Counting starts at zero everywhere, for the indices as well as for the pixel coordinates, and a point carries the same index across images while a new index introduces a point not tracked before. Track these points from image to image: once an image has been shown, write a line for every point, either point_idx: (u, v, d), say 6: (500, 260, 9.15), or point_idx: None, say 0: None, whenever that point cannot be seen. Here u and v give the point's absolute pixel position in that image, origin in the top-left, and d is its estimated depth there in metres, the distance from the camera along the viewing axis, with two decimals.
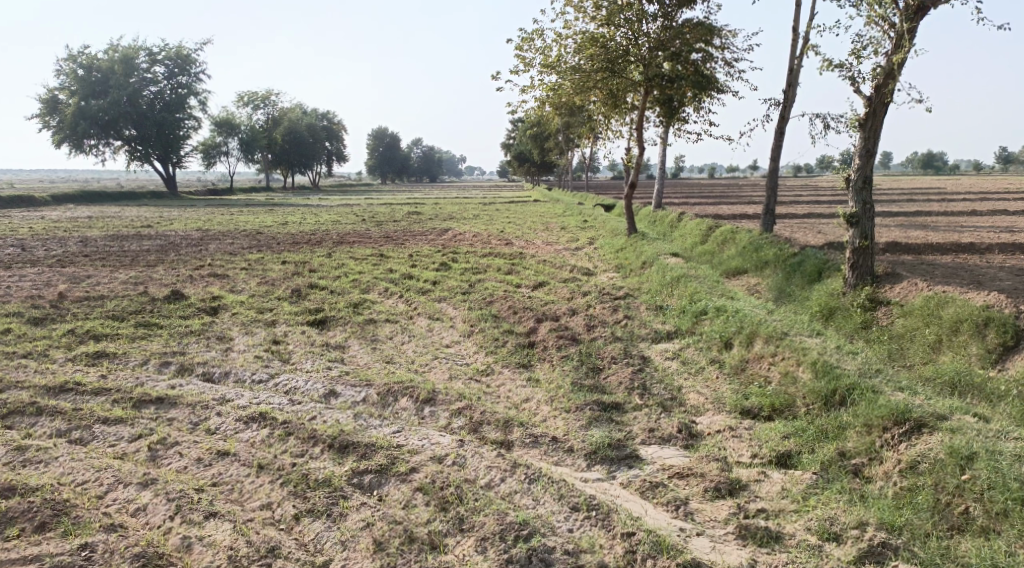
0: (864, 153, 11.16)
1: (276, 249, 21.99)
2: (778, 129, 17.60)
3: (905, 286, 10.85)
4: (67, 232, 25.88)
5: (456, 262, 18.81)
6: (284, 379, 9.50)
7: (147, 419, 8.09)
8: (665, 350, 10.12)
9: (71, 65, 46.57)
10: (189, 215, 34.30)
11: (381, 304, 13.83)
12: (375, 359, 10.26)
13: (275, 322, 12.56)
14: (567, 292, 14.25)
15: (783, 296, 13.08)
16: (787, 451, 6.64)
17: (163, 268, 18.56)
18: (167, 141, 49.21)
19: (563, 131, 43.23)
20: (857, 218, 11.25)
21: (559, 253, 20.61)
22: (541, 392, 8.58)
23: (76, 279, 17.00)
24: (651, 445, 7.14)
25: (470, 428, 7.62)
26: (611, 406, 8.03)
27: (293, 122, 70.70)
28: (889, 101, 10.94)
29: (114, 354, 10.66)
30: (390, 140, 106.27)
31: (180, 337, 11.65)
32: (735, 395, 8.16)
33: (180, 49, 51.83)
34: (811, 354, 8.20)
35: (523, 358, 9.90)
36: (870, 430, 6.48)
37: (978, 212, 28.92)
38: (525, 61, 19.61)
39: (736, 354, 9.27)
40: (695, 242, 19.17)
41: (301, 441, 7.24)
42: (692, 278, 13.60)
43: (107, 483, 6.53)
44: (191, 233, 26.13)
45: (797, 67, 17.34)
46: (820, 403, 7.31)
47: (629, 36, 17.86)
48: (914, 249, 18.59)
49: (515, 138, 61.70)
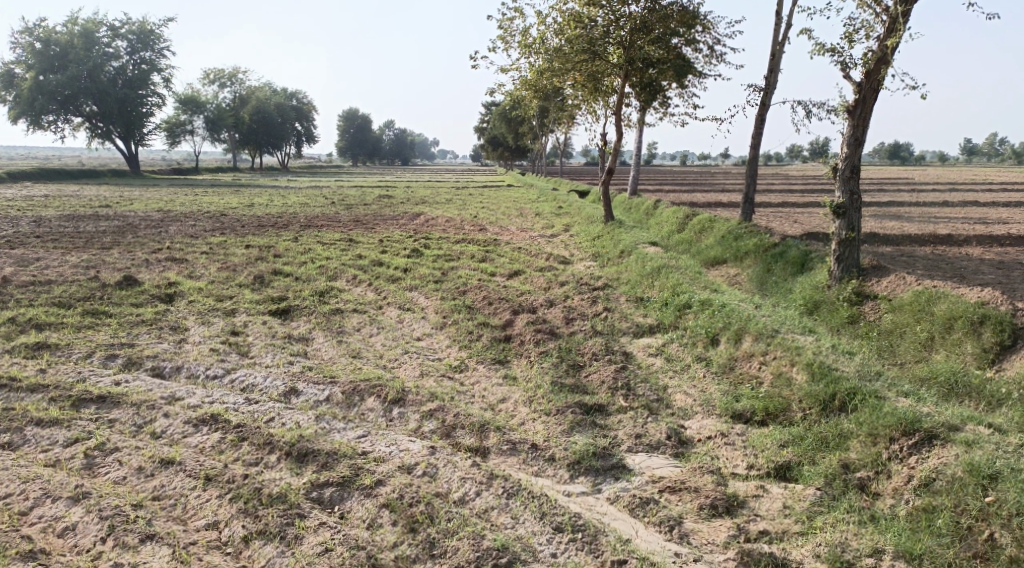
0: (853, 142, 10.71)
1: (240, 232, 21.09)
2: (758, 116, 17.16)
3: (893, 279, 10.43)
4: (20, 212, 24.61)
5: (428, 248, 18.13)
6: (241, 375, 8.80)
7: (86, 420, 7.34)
8: (647, 345, 9.59)
9: (28, 38, 44.60)
10: (150, 195, 32.96)
11: (348, 293, 13.11)
12: (341, 353, 9.59)
13: (234, 311, 11.79)
14: (543, 281, 13.65)
15: (766, 288, 12.64)
16: (786, 463, 6.18)
17: (119, 251, 17.61)
18: (130, 118, 47.52)
19: (538, 114, 42.53)
20: (844, 208, 10.80)
21: (534, 240, 20.06)
22: (518, 392, 8.00)
23: (24, 262, 16.01)
24: (639, 453, 6.62)
25: (442, 433, 7.03)
26: (594, 408, 7.49)
27: (262, 102, 68.92)
28: (881, 88, 10.47)
29: (57, 346, 9.85)
30: (362, 121, 104.74)
31: (130, 327, 10.85)
32: (725, 396, 7.66)
33: (144, 23, 49.98)
34: (806, 354, 7.71)
35: (498, 354, 9.30)
36: (876, 441, 6.04)
37: (949, 203, 28.86)
38: (504, 41, 18.89)
39: (724, 351, 8.76)
40: (672, 231, 18.71)
41: (256, 447, 6.59)
42: (674, 269, 13.10)
43: (33, 497, 5.82)
44: (151, 214, 25.05)
45: (779, 52, 16.87)
46: (819, 409, 6.84)
47: (610, 18, 17.12)
48: (892, 240, 18.28)
49: (489, 122, 60.75)
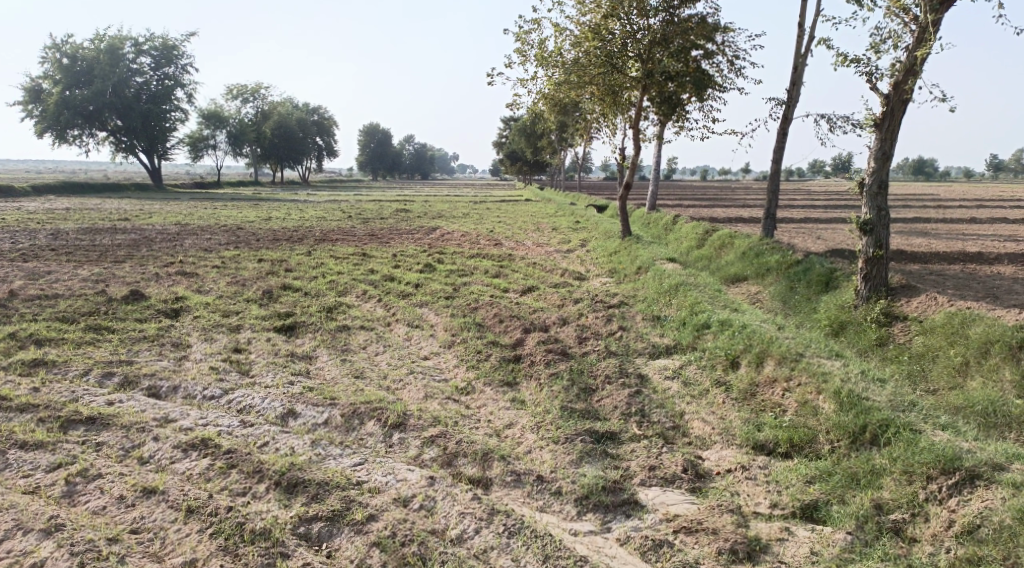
0: (881, 156, 10.22)
1: (254, 246, 20.90)
2: (780, 129, 16.70)
3: (924, 300, 9.92)
4: (39, 225, 24.62)
5: (442, 263, 17.81)
6: (239, 396, 8.43)
7: (72, 443, 7.01)
8: (664, 367, 9.12)
9: (56, 54, 45.10)
10: (170, 208, 32.99)
11: (357, 309, 12.78)
12: (344, 373, 9.20)
13: (239, 328, 11.48)
14: (557, 299, 13.23)
15: (788, 307, 12.11)
16: (813, 502, 5.72)
17: (131, 265, 17.43)
18: (153, 133, 47.83)
19: (556, 129, 42.23)
20: (871, 225, 10.29)
21: (549, 255, 19.69)
22: (526, 417, 7.57)
23: (35, 275, 15.85)
24: (652, 487, 6.17)
25: (443, 461, 6.62)
26: (605, 436, 7.05)
27: (284, 116, 69.37)
28: (910, 100, 10.00)
29: (54, 363, 9.57)
30: (382, 135, 105.75)
31: (131, 344, 10.54)
32: (745, 425, 7.17)
33: (167, 39, 50.38)
34: (834, 381, 7.20)
35: (507, 375, 8.87)
36: (911, 480, 5.58)
37: (977, 220, 28.12)
38: (520, 53, 18.61)
39: (744, 376, 8.27)
40: (691, 246, 18.23)
41: (245, 476, 6.26)
42: (692, 286, 12.63)
43: (4, 529, 5.60)
44: (168, 227, 24.98)
45: (802, 65, 16.43)
46: (848, 441, 6.37)
47: (628, 30, 16.83)
48: (920, 258, 17.66)
49: (508, 137, 60.73)
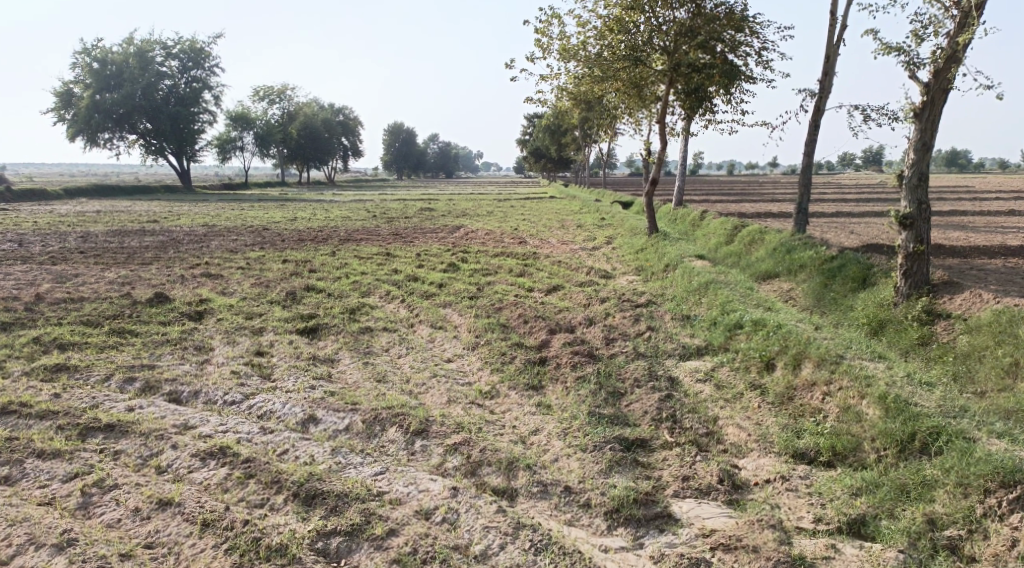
0: (920, 147, 9.78)
1: (279, 246, 20.85)
2: (811, 121, 16.21)
3: (968, 297, 9.46)
4: (70, 227, 24.85)
5: (466, 261, 17.60)
6: (259, 401, 8.24)
7: (90, 452, 6.87)
8: (695, 369, 8.77)
9: (86, 58, 45.63)
10: (198, 210, 33.20)
11: (380, 310, 12.60)
12: (366, 377, 8.98)
13: (262, 330, 11.34)
14: (583, 297, 12.94)
15: (823, 305, 11.68)
16: (860, 517, 5.40)
17: (158, 267, 17.44)
18: (182, 135, 48.23)
19: (580, 125, 41.84)
20: (911, 219, 9.85)
21: (574, 253, 19.39)
22: (552, 423, 7.29)
23: (62, 278, 15.90)
24: (687, 499, 5.88)
25: (467, 470, 6.37)
26: (635, 443, 6.76)
27: (309, 117, 69.70)
28: (951, 88, 9.54)
29: (76, 368, 9.48)
30: (407, 135, 105.79)
31: (153, 348, 10.44)
32: (784, 431, 6.83)
33: (194, 42, 50.76)
34: (877, 385, 6.83)
35: (533, 379, 8.59)
36: (967, 493, 5.26)
37: (1016, 212, 27.28)
38: (542, 49, 18.31)
39: (781, 378, 7.89)
40: (720, 242, 17.81)
41: (263, 486, 6.08)
42: (723, 284, 12.26)
43: (17, 543, 5.51)
44: (195, 229, 25.06)
45: (834, 54, 15.92)
46: (895, 450, 6.01)
47: (653, 23, 16.47)
48: (959, 252, 17.06)
49: (532, 134, 60.41)
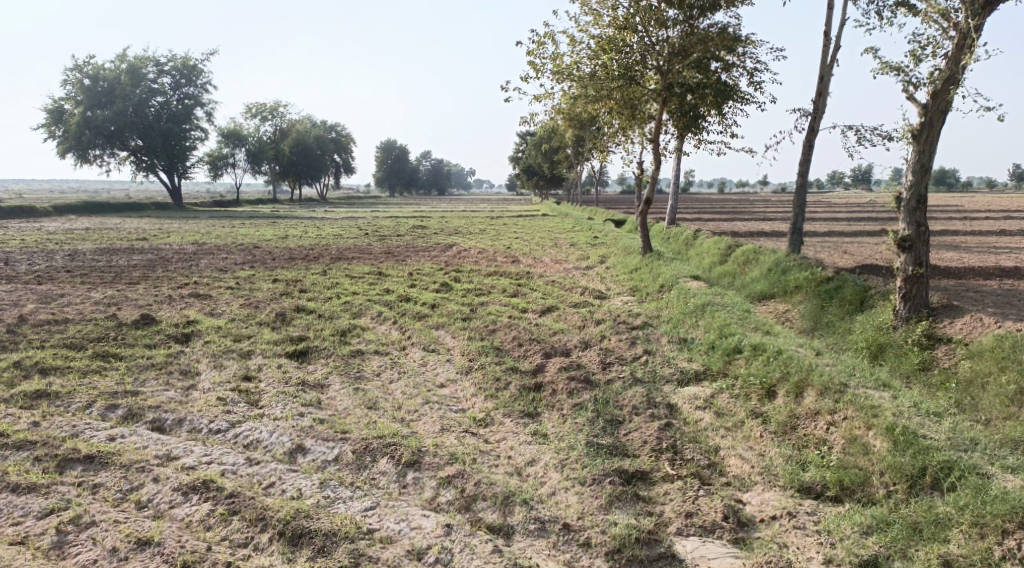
0: (919, 169, 9.66)
1: (270, 265, 20.57)
2: (806, 142, 16.15)
3: (968, 321, 9.32)
4: (57, 245, 24.47)
5: (458, 281, 17.39)
6: (246, 430, 7.95)
7: (67, 486, 6.58)
8: (694, 396, 8.53)
9: (78, 75, 45.38)
10: (188, 227, 32.85)
11: (371, 332, 12.36)
12: (357, 403, 8.69)
13: (250, 353, 11.06)
14: (578, 319, 12.74)
15: (820, 327, 11.51)
16: (872, 558, 5.37)
17: (145, 286, 17.13)
18: (173, 152, 47.98)
19: (573, 142, 41.75)
20: (910, 241, 9.70)
21: (568, 272, 19.22)
22: (549, 454, 7.05)
23: (47, 298, 15.56)
24: (690, 537, 5.80)
25: (461, 506, 6.15)
26: (636, 475, 6.54)
27: (302, 134, 69.54)
28: (949, 110, 9.45)
29: (57, 394, 9.16)
30: (399, 152, 105.69)
31: (138, 373, 10.14)
32: (789, 463, 6.63)
33: (187, 59, 50.64)
34: (884, 416, 6.65)
35: (528, 406, 8.35)
36: (983, 534, 5.28)
37: (1007, 232, 27.31)
38: (536, 68, 18.23)
39: (783, 407, 7.67)
40: (714, 262, 17.69)
41: (247, 524, 5.93)
42: (719, 306, 12.08)
43: None
44: (185, 247, 24.74)
45: (828, 75, 15.89)
46: (906, 486, 5.93)
47: (647, 43, 16.43)
48: (954, 273, 16.98)
49: (525, 152, 60.43)
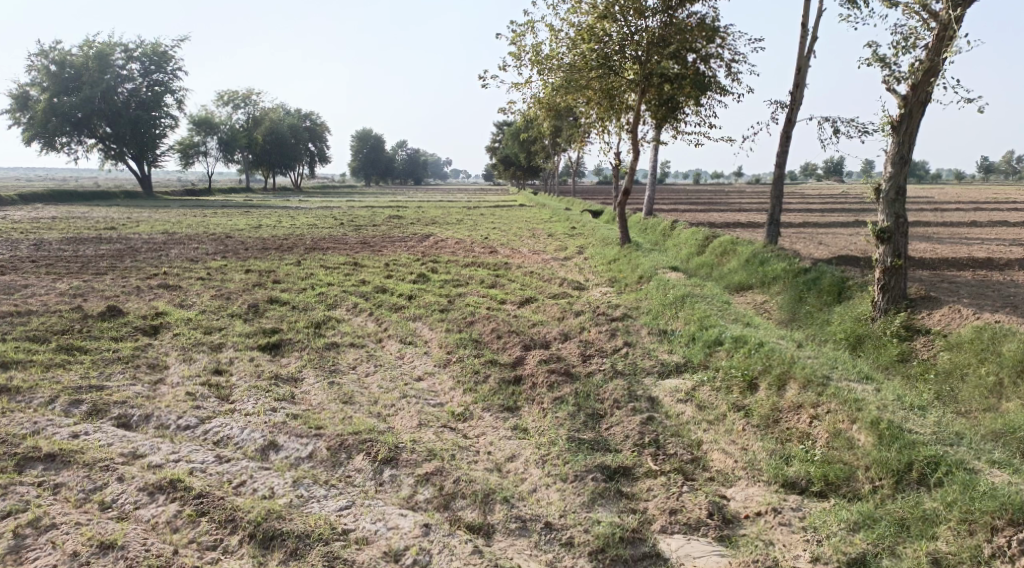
0: (898, 160, 9.60)
1: (242, 255, 20.14)
2: (782, 133, 16.12)
3: (947, 313, 9.29)
4: (22, 235, 23.79)
5: (436, 272, 17.16)
6: (215, 426, 7.68)
7: (26, 486, 6.29)
8: (675, 389, 8.41)
9: (43, 60, 44.15)
10: (159, 216, 32.17)
11: (347, 323, 12.10)
12: (331, 398, 8.45)
13: (221, 346, 10.76)
14: (557, 310, 12.57)
15: (798, 319, 11.45)
16: (860, 555, 5.29)
17: (112, 277, 16.66)
18: (143, 140, 47.02)
19: (551, 132, 41.60)
20: (889, 233, 9.64)
21: (547, 263, 19.06)
22: (529, 449, 6.88)
23: (10, 289, 15.07)
24: (675, 535, 5.69)
25: (440, 504, 5.98)
26: (618, 471, 6.41)
27: (275, 122, 68.50)
28: (929, 101, 9.39)
29: (18, 390, 8.79)
30: (375, 141, 104.90)
31: (104, 366, 9.79)
32: (772, 458, 6.54)
33: (156, 45, 49.47)
34: (868, 410, 6.58)
35: (507, 400, 8.17)
36: (972, 531, 5.23)
37: (979, 223, 27.63)
38: (515, 58, 18.03)
39: (765, 400, 7.58)
40: (692, 253, 17.62)
41: (215, 526, 5.71)
42: (699, 298, 11.99)
43: None
44: (155, 236, 24.17)
45: (805, 65, 15.84)
46: (892, 481, 5.87)
47: (626, 32, 16.23)
48: (929, 264, 17.06)
49: (502, 142, 60.09)
